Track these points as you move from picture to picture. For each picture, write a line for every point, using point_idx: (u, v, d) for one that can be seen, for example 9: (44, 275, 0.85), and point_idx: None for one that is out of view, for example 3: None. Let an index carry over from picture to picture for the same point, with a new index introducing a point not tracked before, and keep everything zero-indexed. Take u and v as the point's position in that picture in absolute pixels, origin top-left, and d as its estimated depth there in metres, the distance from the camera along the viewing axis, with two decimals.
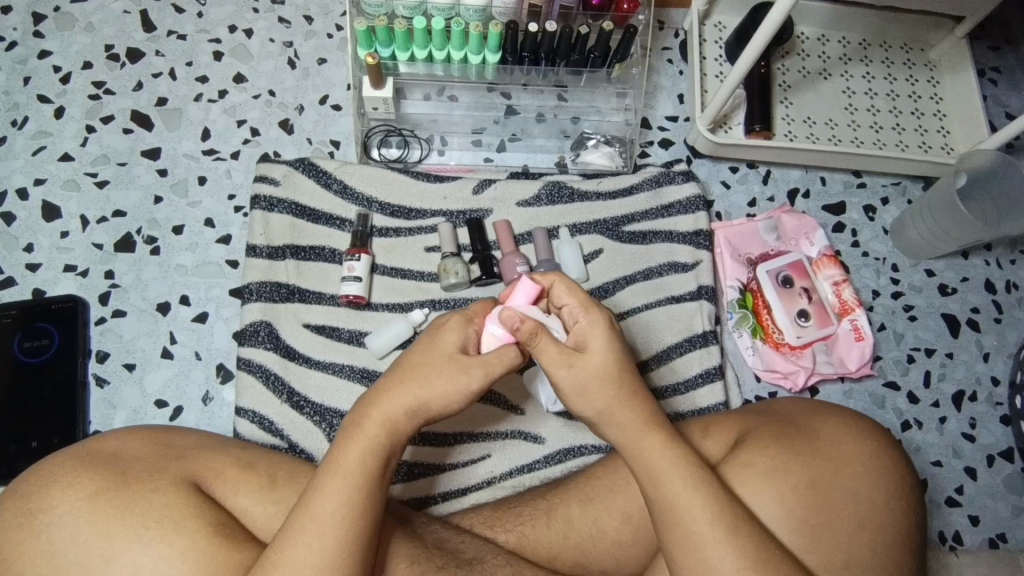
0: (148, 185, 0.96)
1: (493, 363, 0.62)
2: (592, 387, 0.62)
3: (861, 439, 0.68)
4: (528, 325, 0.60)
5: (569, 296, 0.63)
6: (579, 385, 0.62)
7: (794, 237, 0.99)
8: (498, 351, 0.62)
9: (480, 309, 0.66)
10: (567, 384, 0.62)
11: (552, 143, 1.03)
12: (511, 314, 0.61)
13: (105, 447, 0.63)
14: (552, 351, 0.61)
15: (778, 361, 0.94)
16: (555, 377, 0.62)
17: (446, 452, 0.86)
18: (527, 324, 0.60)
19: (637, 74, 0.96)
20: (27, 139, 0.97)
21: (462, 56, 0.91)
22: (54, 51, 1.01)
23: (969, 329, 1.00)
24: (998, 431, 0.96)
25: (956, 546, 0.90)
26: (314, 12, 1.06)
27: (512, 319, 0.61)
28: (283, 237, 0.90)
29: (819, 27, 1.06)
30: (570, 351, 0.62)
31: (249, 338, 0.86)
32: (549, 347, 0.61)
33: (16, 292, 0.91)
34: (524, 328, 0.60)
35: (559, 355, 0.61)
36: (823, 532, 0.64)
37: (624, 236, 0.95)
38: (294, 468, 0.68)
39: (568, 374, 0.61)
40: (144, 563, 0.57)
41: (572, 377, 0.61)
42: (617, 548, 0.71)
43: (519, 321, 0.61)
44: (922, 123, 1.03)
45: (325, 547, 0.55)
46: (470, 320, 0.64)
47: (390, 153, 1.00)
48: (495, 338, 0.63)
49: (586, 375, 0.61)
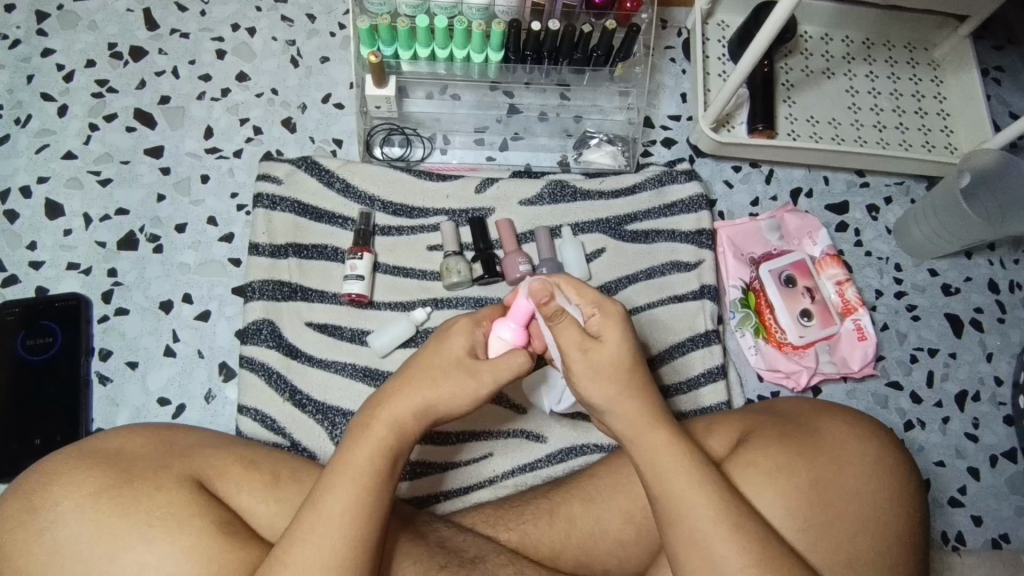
0: (151, 184, 0.97)
1: (502, 367, 0.62)
2: (604, 372, 0.62)
3: (864, 439, 0.68)
4: (555, 303, 0.63)
5: (580, 296, 0.64)
6: (592, 369, 0.62)
7: (796, 236, 0.99)
8: (508, 357, 0.63)
9: (489, 313, 0.67)
10: (579, 367, 0.62)
11: (554, 142, 1.03)
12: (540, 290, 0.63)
13: (107, 445, 0.63)
14: (570, 334, 0.63)
15: (780, 360, 0.93)
16: (569, 359, 0.63)
17: (448, 451, 0.86)
18: (554, 303, 0.63)
19: (639, 73, 0.96)
20: (31, 137, 0.98)
21: (464, 55, 0.91)
22: (57, 49, 1.01)
23: (972, 329, 1.00)
24: (1001, 431, 0.96)
25: (959, 546, 0.90)
26: (317, 11, 1.06)
27: (542, 292, 0.63)
28: (286, 236, 0.90)
29: (822, 27, 1.06)
30: (584, 336, 0.63)
31: (251, 337, 0.86)
32: (567, 330, 0.63)
33: (19, 290, 0.91)
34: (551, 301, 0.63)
35: (575, 337, 0.62)
36: (826, 532, 0.64)
37: (626, 236, 0.95)
38: (296, 467, 0.68)
39: (582, 359, 0.62)
40: (147, 561, 0.57)
41: (584, 364, 0.62)
42: (620, 548, 0.71)
43: (548, 297, 0.63)
44: (926, 123, 1.03)
45: (330, 546, 0.55)
46: (478, 324, 0.66)
47: (393, 151, 1.00)
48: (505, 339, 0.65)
49: (597, 361, 0.62)
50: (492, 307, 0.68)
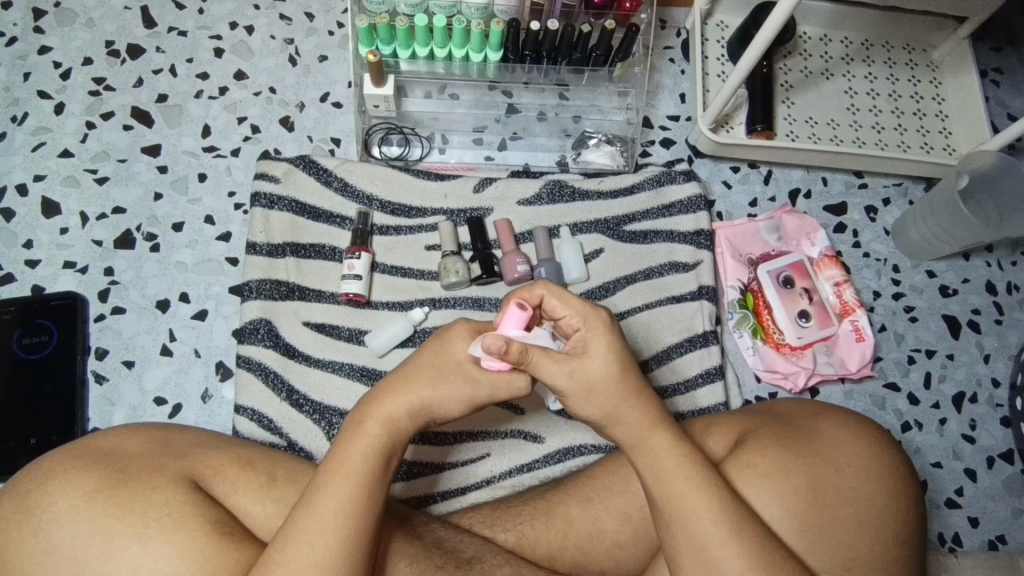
0: (149, 182, 0.96)
1: (502, 380, 0.61)
2: (597, 391, 0.61)
3: (861, 441, 0.68)
4: (515, 349, 0.57)
5: (566, 307, 0.62)
6: (585, 385, 0.61)
7: (795, 237, 0.99)
8: (507, 375, 0.61)
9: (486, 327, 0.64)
10: (570, 389, 0.61)
11: (553, 143, 1.02)
12: (493, 340, 0.57)
13: (101, 446, 0.62)
14: (548, 362, 0.60)
15: (778, 361, 0.93)
16: (557, 385, 0.61)
17: (444, 451, 0.85)
18: (514, 349, 0.57)
19: (638, 74, 0.96)
20: (28, 135, 0.97)
21: (463, 54, 0.91)
22: (54, 46, 1.01)
23: (969, 330, 1.00)
24: (998, 432, 0.96)
25: (955, 548, 0.90)
26: (315, 10, 1.06)
27: (496, 344, 0.57)
28: (284, 235, 0.90)
29: (820, 27, 1.06)
30: (567, 358, 0.61)
31: (248, 336, 0.85)
32: (546, 361, 0.60)
33: (15, 287, 0.91)
34: (510, 352, 0.57)
35: (559, 364, 0.60)
36: (825, 533, 0.63)
37: (624, 236, 0.95)
38: (293, 467, 0.68)
39: (568, 379, 0.60)
40: (143, 561, 0.57)
41: (573, 384, 0.61)
42: (618, 549, 0.70)
43: (505, 345, 0.57)
44: (925, 124, 1.03)
45: (327, 546, 0.55)
46: (479, 330, 0.64)
47: (391, 151, 0.99)
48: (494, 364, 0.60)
49: (590, 378, 0.61)
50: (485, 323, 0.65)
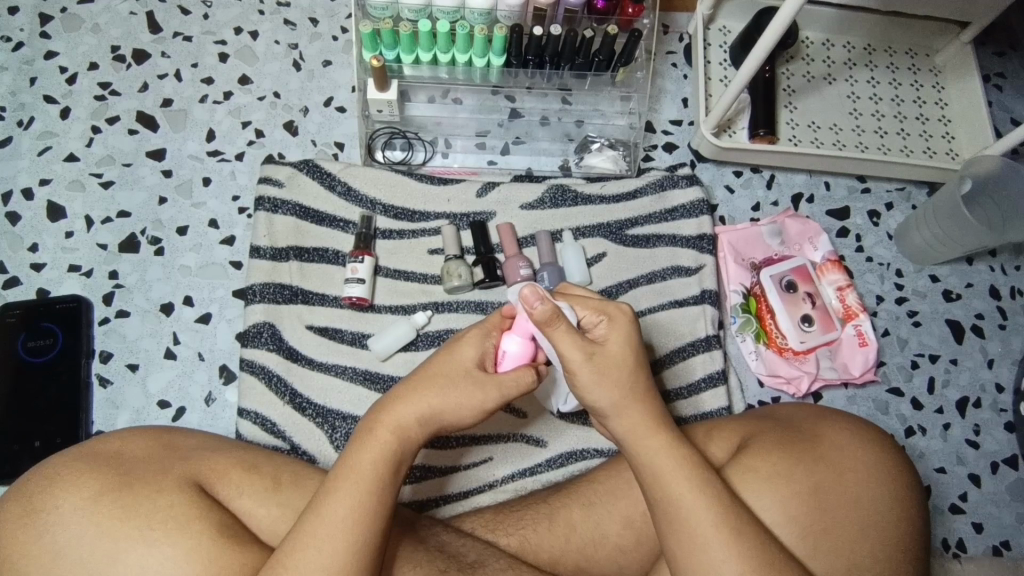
0: (154, 186, 0.97)
1: (511, 384, 0.64)
2: (610, 374, 0.62)
3: (863, 447, 0.68)
4: (548, 309, 0.59)
5: (585, 306, 0.64)
6: (599, 369, 0.61)
7: (797, 241, 0.99)
8: (516, 373, 0.64)
9: (497, 321, 0.67)
10: (584, 371, 0.61)
11: (556, 146, 1.03)
12: (532, 293, 0.60)
13: (106, 448, 0.63)
14: (568, 338, 0.61)
15: (781, 366, 0.93)
16: (571, 364, 0.62)
17: (449, 454, 0.86)
18: (549, 306, 0.59)
19: (641, 78, 0.95)
20: (33, 139, 0.98)
21: (466, 59, 0.90)
22: (60, 51, 1.02)
23: (973, 335, 1.00)
24: (1002, 438, 0.96)
25: (959, 553, 0.90)
26: (319, 15, 1.06)
27: (534, 297, 0.59)
28: (287, 239, 0.90)
29: (824, 32, 1.06)
30: (586, 341, 0.62)
31: (251, 339, 0.86)
32: (566, 337, 0.61)
33: (20, 291, 0.91)
34: (543, 310, 0.59)
35: (577, 342, 0.61)
36: (824, 539, 0.63)
37: (627, 240, 0.95)
38: (298, 471, 0.68)
39: (586, 363, 0.61)
40: (147, 563, 0.57)
41: (590, 367, 0.61)
42: (619, 553, 0.70)
43: (542, 301, 0.59)
44: (928, 129, 1.03)
45: (325, 549, 0.54)
46: (488, 333, 0.66)
47: (394, 155, 1.01)
48: (511, 354, 0.65)
49: (603, 365, 0.62)
50: (499, 314, 0.68)
